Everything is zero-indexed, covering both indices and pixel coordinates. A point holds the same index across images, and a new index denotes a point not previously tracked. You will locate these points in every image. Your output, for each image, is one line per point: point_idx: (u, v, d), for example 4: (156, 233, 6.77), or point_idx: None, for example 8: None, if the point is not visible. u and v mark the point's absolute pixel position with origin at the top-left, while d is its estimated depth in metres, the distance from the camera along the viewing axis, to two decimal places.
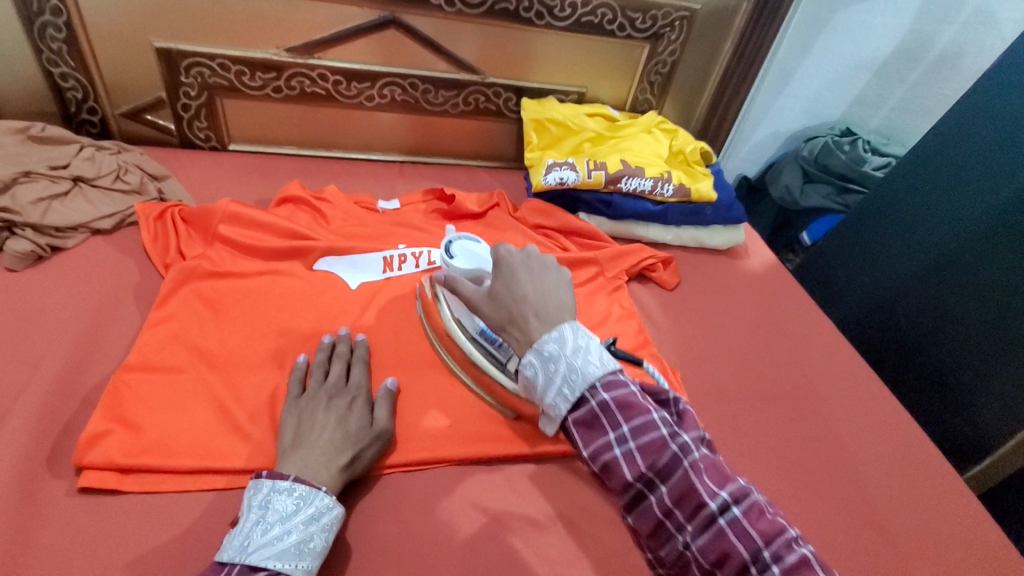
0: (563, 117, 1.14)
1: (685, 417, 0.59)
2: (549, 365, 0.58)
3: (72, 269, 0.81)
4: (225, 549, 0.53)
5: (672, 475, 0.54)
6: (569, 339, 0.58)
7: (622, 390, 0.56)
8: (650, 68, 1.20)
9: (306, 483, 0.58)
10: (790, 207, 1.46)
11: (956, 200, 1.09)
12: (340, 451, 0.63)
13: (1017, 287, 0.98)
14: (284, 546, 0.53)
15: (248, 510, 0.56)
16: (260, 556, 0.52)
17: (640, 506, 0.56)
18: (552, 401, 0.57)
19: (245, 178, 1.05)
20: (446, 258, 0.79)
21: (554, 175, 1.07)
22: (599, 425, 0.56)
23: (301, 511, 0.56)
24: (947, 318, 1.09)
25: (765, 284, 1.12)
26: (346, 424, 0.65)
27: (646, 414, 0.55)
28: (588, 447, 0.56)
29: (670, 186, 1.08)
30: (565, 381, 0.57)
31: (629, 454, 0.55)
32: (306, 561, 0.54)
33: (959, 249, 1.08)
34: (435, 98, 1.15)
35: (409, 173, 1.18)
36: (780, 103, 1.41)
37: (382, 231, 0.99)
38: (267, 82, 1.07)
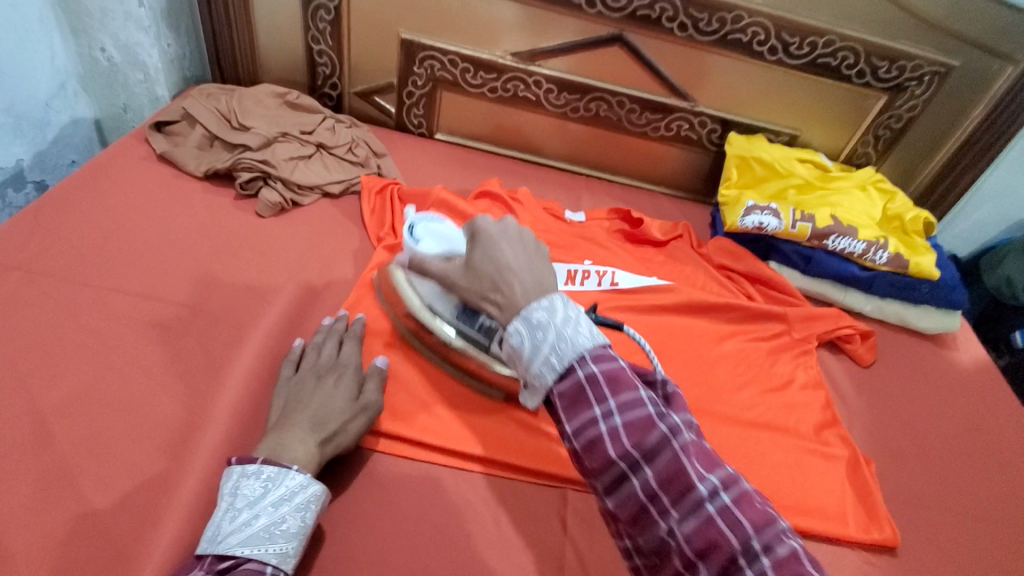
0: (771, 158, 1.08)
1: (673, 398, 0.50)
2: (536, 335, 0.49)
3: (305, 224, 0.91)
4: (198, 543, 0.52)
5: (659, 457, 0.45)
6: (560, 308, 0.50)
7: (611, 358, 0.48)
8: (880, 121, 1.10)
9: (277, 462, 0.55)
10: (1007, 300, 1.24)
11: None
12: (317, 425, 0.61)
13: None
14: (248, 533, 0.51)
15: (221, 499, 0.54)
16: (222, 551, 0.50)
17: (616, 490, 0.46)
18: (537, 370, 0.48)
19: (448, 168, 1.12)
20: (411, 242, 0.72)
21: (753, 218, 1.00)
22: (585, 398, 0.46)
23: (269, 494, 0.54)
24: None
25: (978, 385, 0.97)
26: (326, 400, 0.64)
27: (635, 391, 0.47)
28: (570, 421, 0.47)
29: (885, 254, 0.97)
30: (552, 349, 0.48)
31: (614, 429, 0.46)
32: (280, 544, 0.52)
33: None
34: (638, 119, 1.14)
35: (594, 188, 1.18)
36: None
37: (567, 242, 0.99)
38: (485, 82, 1.12)
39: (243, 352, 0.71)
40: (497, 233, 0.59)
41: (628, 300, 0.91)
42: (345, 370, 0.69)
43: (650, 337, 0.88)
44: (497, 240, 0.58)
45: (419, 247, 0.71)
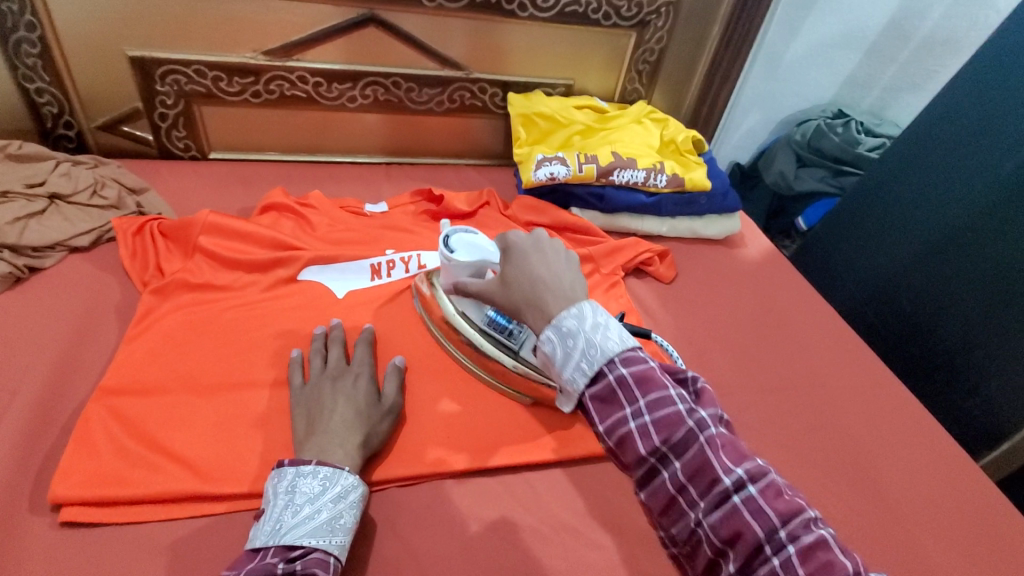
0: (551, 111, 1.12)
1: (703, 394, 0.54)
2: (568, 341, 0.53)
3: (49, 290, 0.79)
4: (258, 536, 0.55)
5: (687, 450, 0.49)
6: (588, 315, 0.53)
7: (632, 357, 0.52)
8: (638, 57, 1.18)
9: (330, 464, 0.60)
10: (784, 191, 1.41)
11: (965, 174, 0.98)
12: (357, 427, 0.65)
13: None
14: (309, 526, 0.55)
15: (274, 497, 0.57)
16: (290, 541, 0.54)
17: (648, 483, 0.51)
18: (570, 376, 0.52)
19: (226, 189, 1.03)
20: (447, 252, 0.74)
21: (544, 170, 1.04)
22: (615, 399, 0.51)
23: (328, 491, 0.58)
24: (959, 298, 0.98)
25: (763, 273, 1.09)
26: (357, 400, 0.68)
27: (664, 389, 0.50)
28: (602, 420, 0.51)
29: (663, 177, 1.07)
30: (584, 356, 0.52)
31: (644, 427, 0.49)
32: (340, 536, 0.56)
33: (967, 224, 0.97)
34: (419, 96, 1.12)
35: (395, 176, 1.15)
36: (771, 87, 1.36)
37: (369, 236, 0.95)
38: (244, 87, 1.04)
39: None
40: (531, 246, 0.62)
41: None
42: (361, 373, 0.72)
43: None
44: (526, 252, 0.62)
45: (454, 258, 0.74)
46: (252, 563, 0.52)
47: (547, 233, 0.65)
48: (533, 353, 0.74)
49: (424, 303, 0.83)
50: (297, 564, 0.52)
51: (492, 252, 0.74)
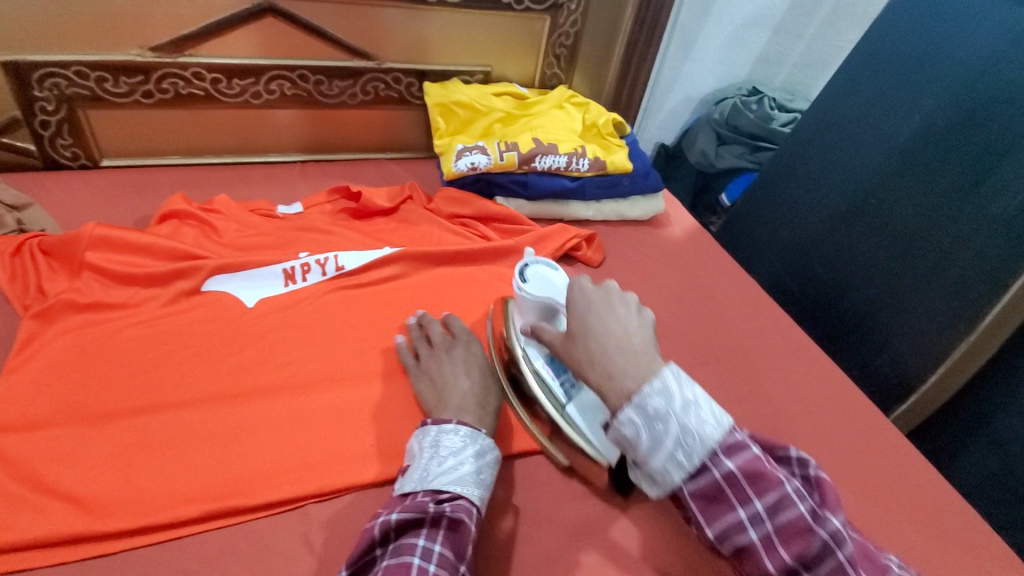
0: (469, 99, 1.09)
1: (817, 482, 0.57)
2: (654, 425, 0.52)
3: None
4: (407, 484, 0.59)
5: (821, 564, 0.49)
6: (675, 393, 0.52)
7: (733, 448, 0.52)
8: (554, 41, 1.17)
9: (468, 424, 0.64)
10: (707, 170, 1.45)
11: (865, 143, 1.03)
12: (477, 388, 0.70)
13: (930, 225, 0.93)
14: (459, 472, 0.59)
15: (421, 451, 0.61)
16: (443, 485, 0.58)
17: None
18: (660, 466, 0.51)
19: (123, 199, 0.96)
20: (519, 281, 0.72)
21: (464, 160, 1.02)
22: (726, 498, 0.50)
23: (468, 447, 0.61)
24: (868, 261, 1.02)
25: (687, 250, 1.11)
26: (467, 366, 0.72)
27: (780, 486, 0.51)
28: (712, 525, 0.51)
29: (585, 161, 1.06)
30: (677, 444, 0.51)
31: (768, 537, 0.50)
32: (478, 490, 0.59)
33: (869, 189, 1.02)
34: (330, 89, 1.07)
35: (311, 174, 1.10)
36: (687, 68, 1.39)
37: (282, 240, 0.90)
38: (134, 87, 0.96)
39: None
40: (602, 299, 0.61)
41: (357, 281, 0.87)
42: (469, 343, 0.76)
43: (386, 309, 0.85)
44: (599, 310, 0.60)
45: (525, 289, 0.71)
46: (402, 506, 0.57)
47: (618, 286, 0.64)
48: (580, 413, 0.70)
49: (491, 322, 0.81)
50: (446, 506, 0.56)
51: (564, 291, 0.72)
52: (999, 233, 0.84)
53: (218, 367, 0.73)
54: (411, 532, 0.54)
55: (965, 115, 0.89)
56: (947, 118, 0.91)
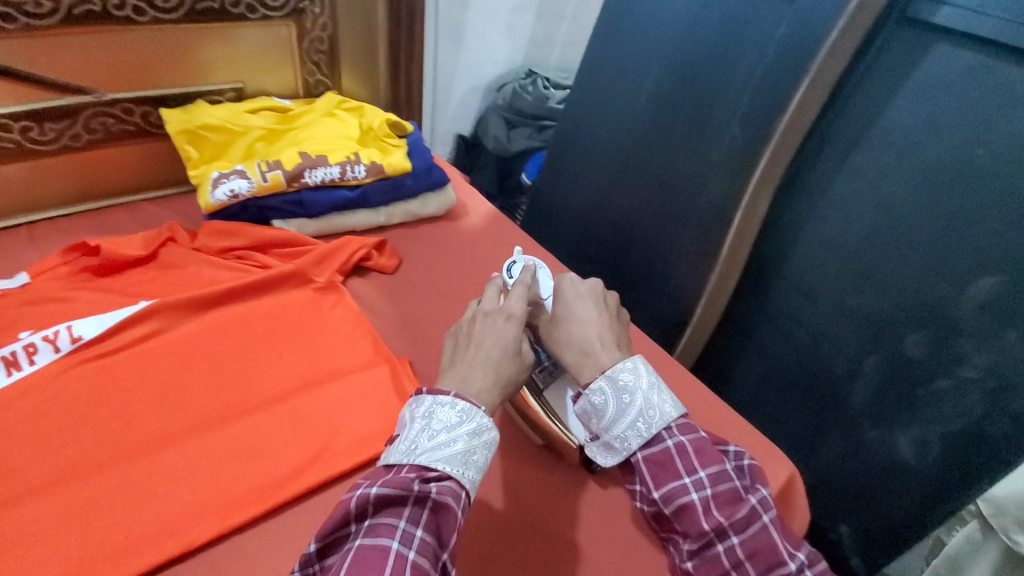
0: (219, 121, 1.00)
1: (751, 469, 0.64)
2: (621, 396, 0.63)
3: None
4: (393, 453, 0.55)
5: (749, 528, 0.57)
6: (642, 372, 0.63)
7: (680, 429, 0.62)
8: (308, 47, 1.11)
9: (466, 399, 0.57)
10: (504, 155, 1.47)
11: (617, 110, 1.12)
12: (495, 366, 0.61)
13: (675, 174, 1.04)
14: (447, 450, 0.54)
15: (410, 420, 0.57)
16: (435, 462, 0.53)
17: (702, 553, 0.59)
18: (620, 432, 0.62)
19: None
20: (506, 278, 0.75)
21: (223, 188, 0.94)
22: (674, 466, 0.60)
23: (465, 423, 0.55)
24: (637, 215, 1.11)
25: (487, 235, 1.13)
26: (500, 342, 0.63)
27: (719, 462, 0.60)
28: (659, 486, 0.60)
29: (360, 167, 1.03)
30: (640, 415, 0.62)
31: (705, 499, 0.58)
32: (472, 469, 0.54)
33: (627, 151, 1.11)
34: (42, 134, 0.93)
35: (45, 234, 0.95)
36: (463, 59, 1.41)
37: (1, 320, 0.77)
38: None
39: None
40: (590, 294, 0.71)
41: (102, 349, 0.76)
42: (511, 311, 0.67)
43: (146, 373, 0.76)
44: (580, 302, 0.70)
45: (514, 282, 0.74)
46: (388, 477, 0.53)
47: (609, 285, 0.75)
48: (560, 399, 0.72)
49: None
50: (432, 486, 0.52)
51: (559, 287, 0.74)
52: (723, 171, 0.96)
53: None
54: (388, 508, 0.51)
55: (682, 74, 1.00)
56: (670, 77, 1.02)
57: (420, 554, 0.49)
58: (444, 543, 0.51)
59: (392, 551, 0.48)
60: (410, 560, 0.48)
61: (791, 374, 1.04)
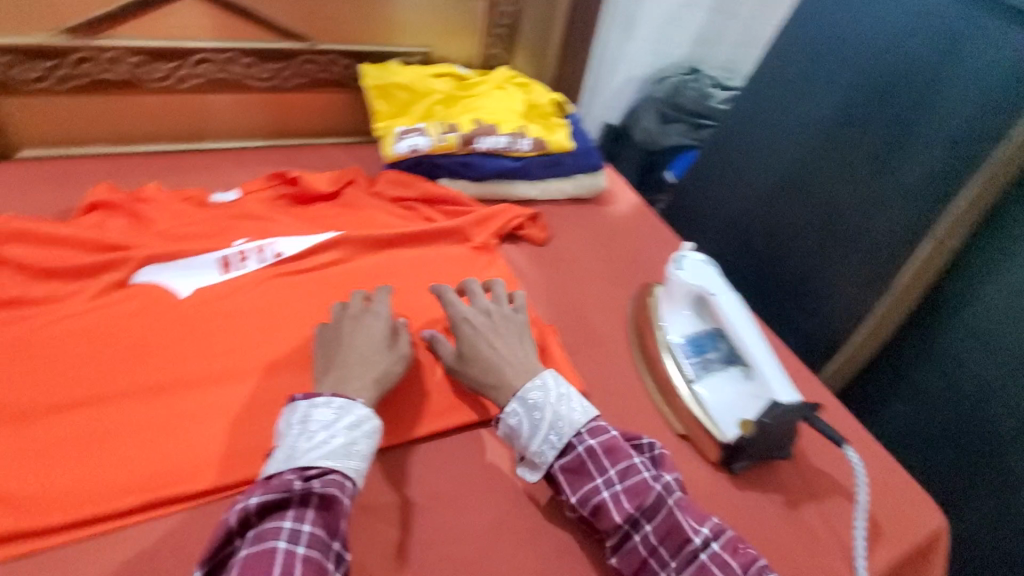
0: (408, 80, 1.08)
1: (660, 460, 0.67)
2: (534, 413, 0.66)
3: None
4: (514, 416, 0.66)
5: (656, 514, 0.61)
6: (551, 387, 0.68)
7: (603, 433, 0.65)
8: (494, 21, 1.17)
9: (342, 397, 0.61)
10: (651, 149, 1.47)
11: (791, 118, 1.08)
12: (506, 363, 0.71)
13: (853, 193, 0.98)
14: (332, 445, 0.57)
15: (530, 394, 0.67)
16: (308, 458, 0.56)
17: (622, 545, 0.62)
18: (538, 448, 0.65)
19: (43, 191, 0.91)
20: (676, 267, 0.81)
21: (406, 141, 1.02)
22: (586, 469, 0.64)
23: (558, 395, 0.67)
24: (798, 229, 1.07)
25: (632, 225, 1.14)
26: (489, 353, 0.71)
27: (628, 457, 0.64)
28: (574, 490, 0.64)
29: (526, 140, 1.07)
30: (552, 428, 0.65)
31: (616, 495, 0.62)
32: (356, 460, 0.57)
33: (797, 163, 1.07)
34: (261, 73, 1.03)
35: (249, 161, 1.07)
36: (629, 47, 1.42)
37: (218, 228, 0.88)
38: (48, 73, 0.91)
39: None
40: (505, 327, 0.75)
41: (295, 267, 0.86)
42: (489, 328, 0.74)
43: (329, 295, 0.84)
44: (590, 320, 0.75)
45: (680, 274, 0.80)
46: (536, 441, 0.65)
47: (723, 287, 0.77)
48: (709, 390, 0.76)
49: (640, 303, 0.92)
50: (592, 437, 0.65)
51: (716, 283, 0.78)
52: (913, 197, 0.90)
53: (150, 358, 0.71)
54: (569, 478, 0.64)
55: (878, 88, 0.95)
56: (862, 90, 0.97)
57: (309, 548, 0.51)
58: (339, 536, 0.54)
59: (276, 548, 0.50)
60: (298, 556, 0.50)
61: (949, 425, 0.97)
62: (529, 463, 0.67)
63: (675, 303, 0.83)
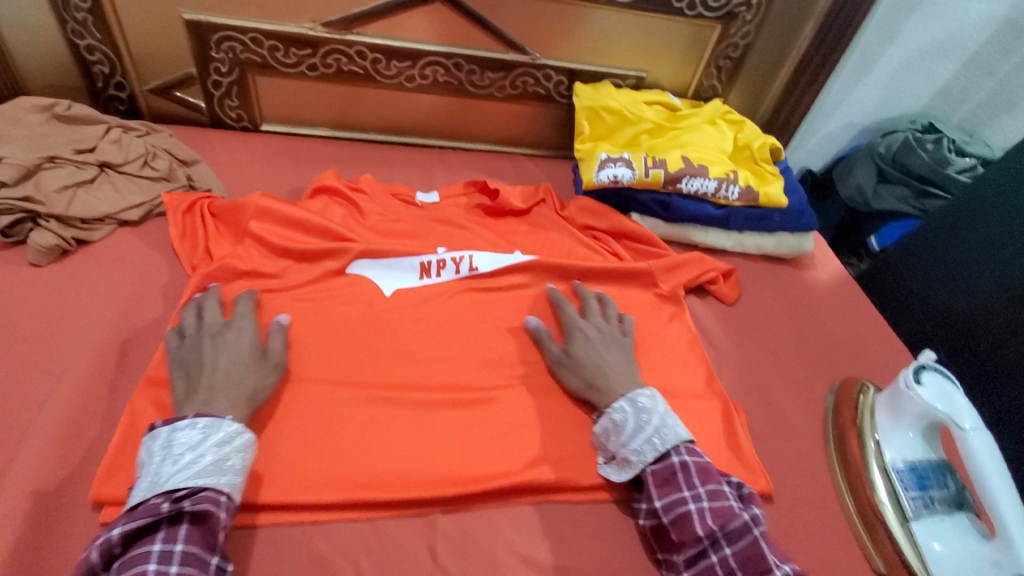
0: (620, 106, 1.04)
1: (749, 495, 0.64)
2: (641, 416, 0.66)
3: (100, 268, 0.78)
4: (615, 412, 0.67)
5: (739, 540, 0.58)
6: (660, 400, 0.67)
7: (699, 456, 0.64)
8: (720, 52, 1.09)
9: (209, 415, 0.58)
10: (860, 207, 1.32)
11: None
12: (594, 369, 0.72)
13: None
14: (200, 465, 0.54)
15: (633, 398, 0.67)
16: (184, 479, 0.53)
17: (697, 563, 0.59)
18: (636, 448, 0.64)
19: (277, 167, 1.00)
20: (911, 380, 0.71)
21: (607, 171, 0.98)
22: (676, 480, 0.62)
23: (656, 408, 0.66)
24: None
25: (834, 299, 1.01)
26: (589, 352, 0.74)
27: (718, 482, 0.62)
28: (662, 497, 0.61)
29: (735, 188, 0.99)
30: (656, 433, 0.64)
31: (702, 510, 0.59)
32: (229, 476, 0.55)
33: None
34: (480, 80, 1.06)
35: (449, 162, 1.10)
36: (858, 92, 1.27)
37: (421, 229, 0.91)
38: (301, 60, 0.99)
39: (27, 446, 0.61)
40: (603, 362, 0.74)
41: (486, 284, 0.86)
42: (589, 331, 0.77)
43: (516, 319, 0.82)
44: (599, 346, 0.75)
45: (917, 391, 0.69)
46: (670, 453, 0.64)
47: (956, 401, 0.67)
48: (933, 539, 0.66)
49: (838, 401, 0.82)
50: (687, 452, 0.63)
51: (963, 410, 0.66)
52: None
53: (353, 351, 0.74)
54: (665, 490, 0.62)
55: None
56: None
57: (181, 566, 0.50)
58: (217, 548, 0.53)
59: (145, 571, 0.49)
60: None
61: None
62: (599, 445, 0.69)
63: (899, 422, 0.73)
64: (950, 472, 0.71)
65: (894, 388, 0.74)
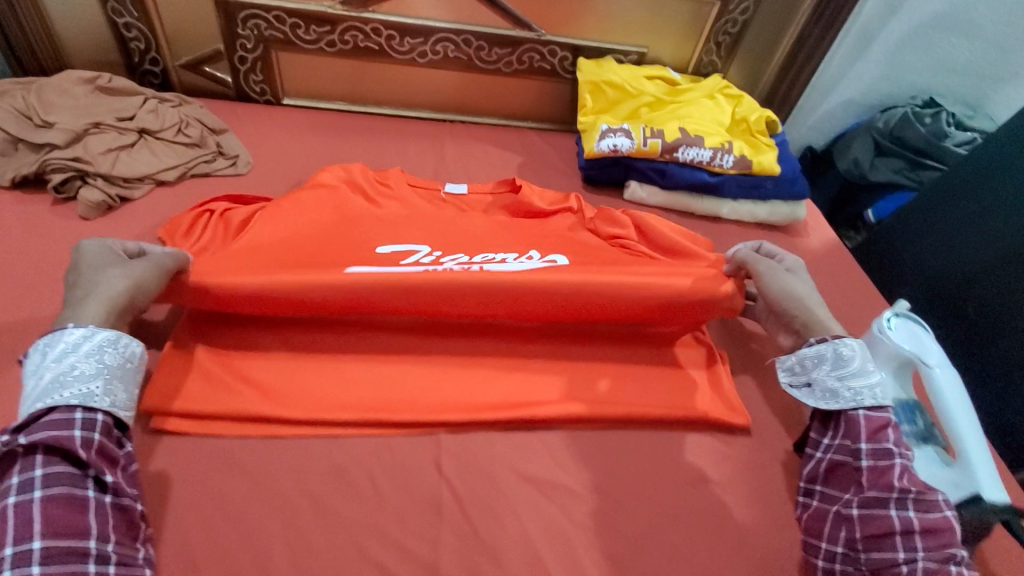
0: (621, 79, 1.09)
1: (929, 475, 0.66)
2: (867, 367, 0.67)
3: (141, 220, 0.86)
4: (848, 351, 0.68)
5: (932, 511, 0.59)
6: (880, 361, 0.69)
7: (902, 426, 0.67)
8: (718, 28, 1.13)
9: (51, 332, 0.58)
10: (856, 181, 1.35)
11: None
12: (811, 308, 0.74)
13: None
14: (41, 383, 0.55)
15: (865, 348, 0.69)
16: (32, 407, 0.54)
17: (871, 507, 0.61)
18: (858, 390, 0.66)
19: (298, 135, 1.06)
20: (885, 324, 0.75)
21: (607, 141, 1.03)
22: (888, 434, 0.64)
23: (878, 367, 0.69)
24: None
25: (824, 264, 1.06)
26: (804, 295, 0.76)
27: None
28: (869, 440, 0.64)
29: (729, 157, 1.04)
30: (878, 387, 0.67)
31: (905, 467, 0.62)
32: (69, 390, 0.54)
33: None
34: (488, 56, 1.11)
35: (459, 134, 1.15)
36: (857, 68, 1.31)
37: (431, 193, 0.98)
38: (321, 36, 1.06)
39: None
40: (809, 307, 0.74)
41: None
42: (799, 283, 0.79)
43: None
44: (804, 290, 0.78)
45: (890, 333, 0.74)
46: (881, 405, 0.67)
47: (922, 340, 0.73)
48: None
49: None
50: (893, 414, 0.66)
51: (933, 349, 0.72)
52: None
53: None
54: (877, 436, 0.64)
55: None
56: None
57: (50, 486, 0.51)
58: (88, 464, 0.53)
59: (6, 504, 0.50)
60: (38, 500, 0.50)
61: None
62: (794, 368, 0.71)
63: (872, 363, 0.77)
64: (920, 411, 0.75)
65: (867, 333, 0.78)
